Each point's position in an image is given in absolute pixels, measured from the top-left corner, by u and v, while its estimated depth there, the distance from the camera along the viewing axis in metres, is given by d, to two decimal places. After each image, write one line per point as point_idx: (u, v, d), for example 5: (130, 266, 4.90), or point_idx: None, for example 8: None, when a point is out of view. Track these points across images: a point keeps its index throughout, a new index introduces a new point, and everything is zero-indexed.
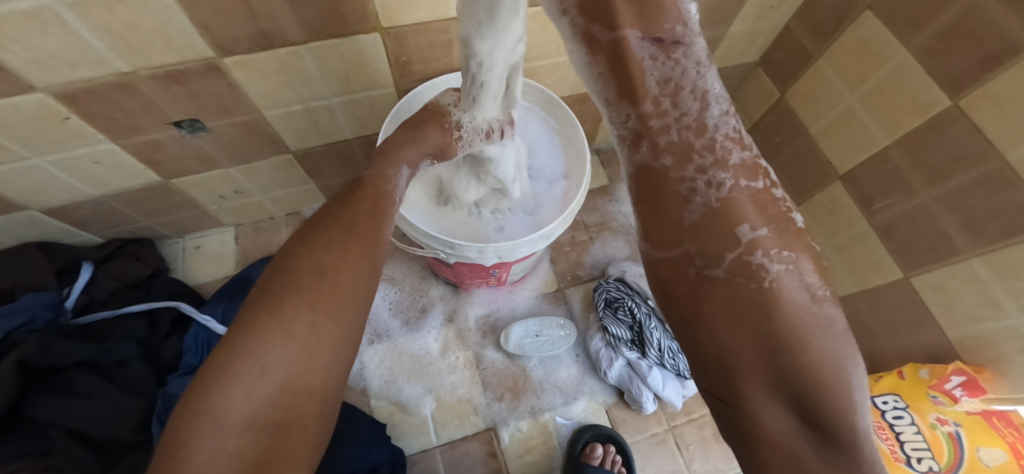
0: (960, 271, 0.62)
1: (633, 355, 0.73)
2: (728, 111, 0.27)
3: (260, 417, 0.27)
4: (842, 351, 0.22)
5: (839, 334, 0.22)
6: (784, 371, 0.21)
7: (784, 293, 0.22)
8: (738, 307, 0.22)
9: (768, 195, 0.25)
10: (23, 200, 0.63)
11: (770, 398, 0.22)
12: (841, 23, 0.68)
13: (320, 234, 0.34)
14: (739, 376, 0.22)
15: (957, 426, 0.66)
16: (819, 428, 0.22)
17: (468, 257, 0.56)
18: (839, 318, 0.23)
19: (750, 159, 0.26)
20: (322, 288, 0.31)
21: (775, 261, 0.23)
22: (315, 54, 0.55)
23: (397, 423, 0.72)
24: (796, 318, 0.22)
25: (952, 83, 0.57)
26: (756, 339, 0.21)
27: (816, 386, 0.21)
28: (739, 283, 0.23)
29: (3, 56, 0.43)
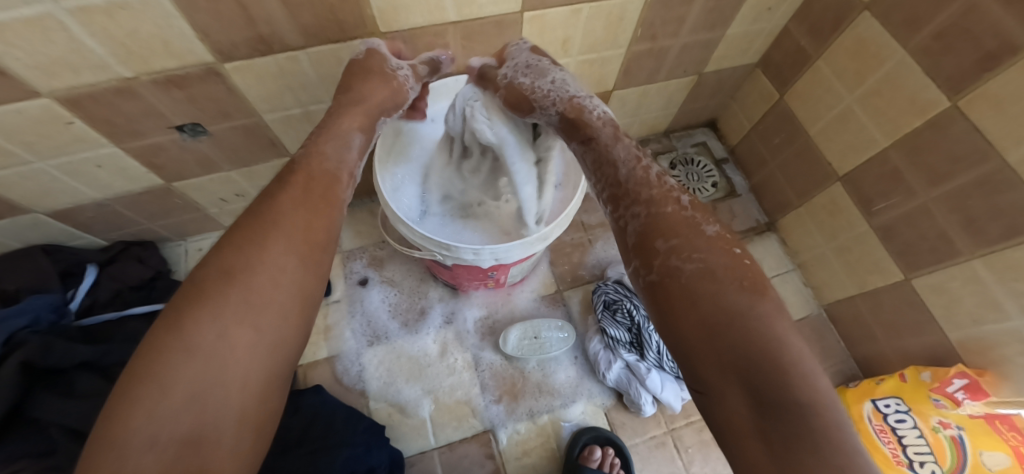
0: (962, 272, 0.62)
1: (631, 357, 0.72)
2: (643, 165, 0.42)
3: (177, 431, 0.28)
4: (765, 332, 0.29)
5: (764, 315, 0.30)
6: (724, 350, 0.29)
7: (703, 286, 0.32)
8: (674, 305, 0.33)
9: (691, 223, 0.36)
10: (28, 203, 0.64)
11: (726, 379, 0.29)
12: (839, 23, 0.68)
13: (243, 230, 0.37)
14: (694, 358, 0.31)
15: (960, 430, 0.64)
16: (772, 403, 0.27)
17: (465, 259, 0.56)
18: (764, 303, 0.31)
19: (660, 193, 0.39)
20: (229, 296, 0.33)
21: (687, 261, 0.34)
22: (313, 59, 0.56)
23: (395, 424, 0.72)
24: (726, 306, 0.31)
25: (950, 83, 0.57)
26: (697, 325, 0.31)
27: (751, 365, 0.28)
28: (668, 282, 0.34)
29: (7, 62, 0.44)
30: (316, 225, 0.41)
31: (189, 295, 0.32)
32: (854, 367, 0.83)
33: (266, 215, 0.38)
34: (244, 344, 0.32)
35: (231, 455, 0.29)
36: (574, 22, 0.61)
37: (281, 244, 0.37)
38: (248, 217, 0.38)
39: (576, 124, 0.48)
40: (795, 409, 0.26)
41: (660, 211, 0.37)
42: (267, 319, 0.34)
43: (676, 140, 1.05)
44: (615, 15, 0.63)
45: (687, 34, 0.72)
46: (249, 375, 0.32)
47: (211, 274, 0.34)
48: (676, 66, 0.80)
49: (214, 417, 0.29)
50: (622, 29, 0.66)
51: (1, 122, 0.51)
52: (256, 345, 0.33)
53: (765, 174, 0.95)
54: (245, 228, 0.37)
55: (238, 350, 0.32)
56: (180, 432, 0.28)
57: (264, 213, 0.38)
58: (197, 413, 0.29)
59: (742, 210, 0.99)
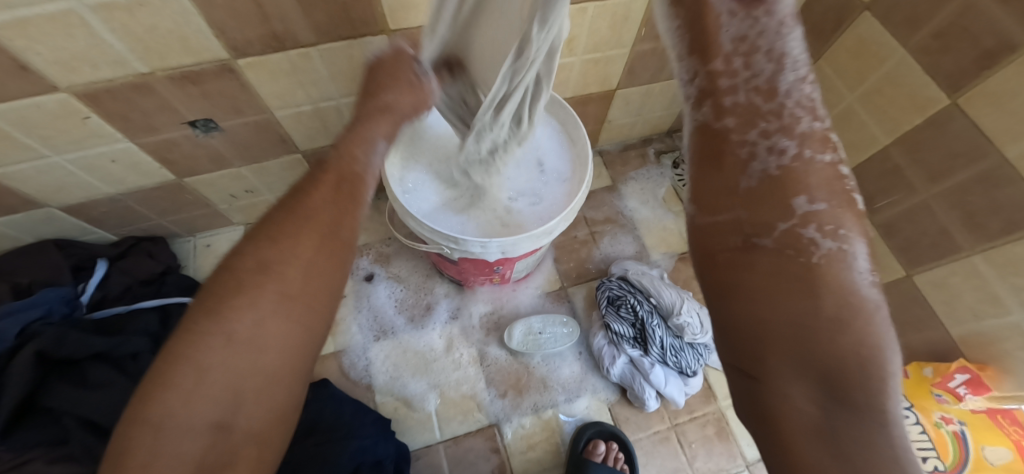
0: (962, 268, 0.62)
1: (635, 352, 0.73)
2: (812, 79, 0.30)
3: (203, 419, 0.28)
4: (876, 336, 0.25)
5: (881, 321, 0.26)
6: (818, 344, 0.25)
7: (833, 272, 0.26)
8: (780, 287, 0.27)
9: (838, 183, 0.28)
10: (43, 197, 0.66)
11: (803, 373, 0.25)
12: (840, 24, 0.69)
13: (279, 224, 0.36)
14: (770, 344, 0.26)
15: (962, 425, 0.67)
16: (850, 404, 0.24)
17: (472, 252, 0.57)
18: (882, 307, 0.26)
19: (821, 130, 0.29)
20: (265, 288, 0.32)
21: (827, 237, 0.26)
22: (325, 56, 0.57)
23: (401, 418, 0.73)
24: (834, 301, 0.26)
25: (949, 81, 0.58)
26: (792, 313, 0.26)
27: (846, 368, 0.25)
28: (786, 256, 0.27)
29: (29, 57, 0.45)
30: (346, 221, 0.38)
31: (229, 285, 0.32)
32: None
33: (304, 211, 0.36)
34: (277, 336, 0.31)
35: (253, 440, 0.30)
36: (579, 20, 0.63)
37: (313, 238, 0.35)
38: (285, 209, 0.37)
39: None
40: (869, 412, 0.24)
41: (810, 159, 0.28)
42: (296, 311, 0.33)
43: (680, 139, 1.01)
44: (620, 14, 0.64)
45: None
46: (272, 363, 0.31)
47: (248, 265, 0.33)
48: None
49: (239, 402, 0.29)
50: (627, 28, 0.67)
51: (21, 117, 0.52)
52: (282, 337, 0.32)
53: None
54: (292, 218, 0.36)
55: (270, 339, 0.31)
56: (210, 415, 0.28)
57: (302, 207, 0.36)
58: (225, 397, 0.29)
59: None
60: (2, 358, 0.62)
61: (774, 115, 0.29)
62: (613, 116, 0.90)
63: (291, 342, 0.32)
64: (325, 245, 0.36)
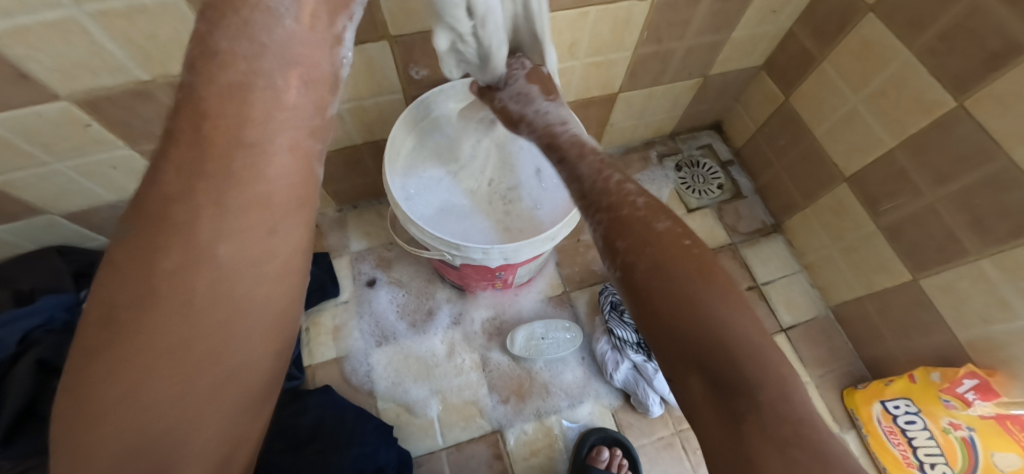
0: (970, 272, 0.62)
1: (638, 357, 0.72)
2: (617, 180, 0.39)
3: None
4: (728, 322, 0.29)
5: (732, 310, 0.30)
6: (690, 340, 0.29)
7: (676, 283, 0.31)
8: (648, 299, 0.32)
9: (655, 230, 0.34)
10: (43, 204, 0.66)
11: (690, 368, 0.29)
12: (844, 26, 0.69)
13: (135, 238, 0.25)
14: (661, 348, 0.30)
15: (971, 431, 0.63)
16: (736, 389, 0.27)
17: (474, 258, 0.56)
18: (727, 302, 0.30)
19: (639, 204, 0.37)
20: (129, 343, 0.24)
21: (648, 264, 0.33)
22: None
23: (403, 425, 0.72)
24: (697, 301, 0.30)
25: (955, 83, 0.57)
26: (671, 314, 0.30)
27: (715, 350, 0.28)
28: (641, 280, 0.32)
29: (30, 65, 0.45)
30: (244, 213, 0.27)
31: (77, 349, 0.24)
32: (862, 368, 0.83)
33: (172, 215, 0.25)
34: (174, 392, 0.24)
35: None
36: (581, 25, 0.62)
37: (180, 256, 0.25)
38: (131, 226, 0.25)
39: (552, 143, 0.45)
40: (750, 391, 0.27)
41: (622, 220, 0.35)
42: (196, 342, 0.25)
43: (682, 142, 1.04)
44: (621, 19, 0.64)
45: (692, 36, 0.72)
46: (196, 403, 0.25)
47: (93, 317, 0.24)
48: (681, 69, 0.81)
49: (168, 455, 0.24)
50: (628, 33, 0.67)
51: (21, 124, 0.52)
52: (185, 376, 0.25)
53: (769, 175, 0.95)
54: (140, 232, 0.25)
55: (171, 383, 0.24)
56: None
57: (148, 210, 0.25)
58: (145, 458, 0.24)
59: (748, 212, 0.98)
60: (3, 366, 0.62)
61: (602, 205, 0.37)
62: (614, 120, 0.90)
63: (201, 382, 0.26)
64: (207, 261, 0.26)
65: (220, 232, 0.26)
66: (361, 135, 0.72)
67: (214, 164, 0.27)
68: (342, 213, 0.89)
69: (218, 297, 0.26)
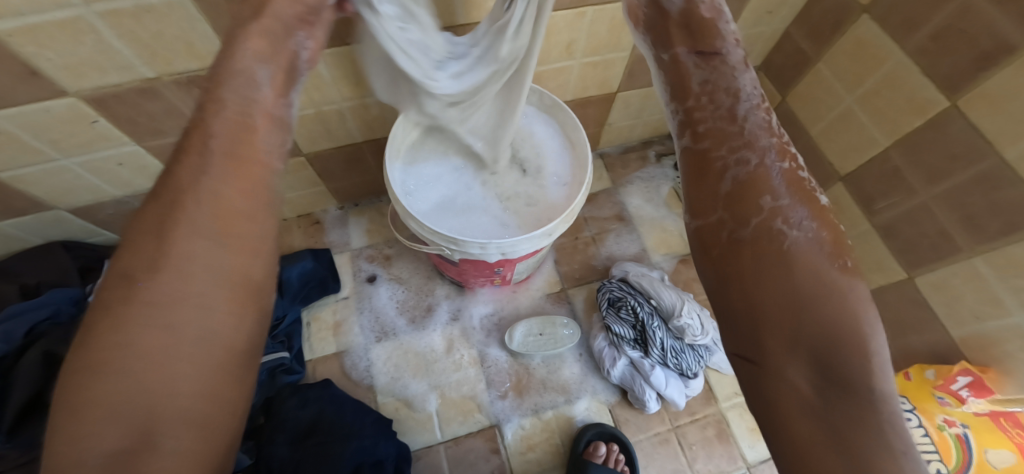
0: (962, 269, 0.62)
1: (635, 354, 0.73)
2: (764, 107, 0.41)
3: (112, 443, 0.24)
4: (848, 318, 0.31)
5: (858, 301, 0.32)
6: (807, 329, 0.31)
7: (800, 255, 0.33)
8: (763, 264, 0.34)
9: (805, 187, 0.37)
10: (51, 199, 0.67)
11: (798, 355, 0.31)
12: (839, 26, 0.70)
13: (144, 221, 0.31)
14: (766, 329, 0.32)
15: (965, 428, 0.66)
16: (840, 384, 0.29)
17: (472, 253, 0.57)
18: (857, 290, 0.32)
19: (778, 144, 0.39)
20: (132, 301, 0.27)
21: (791, 228, 0.34)
22: (328, 60, 0.58)
23: (402, 419, 0.73)
24: (814, 286, 0.32)
25: (948, 83, 0.58)
26: (786, 300, 0.32)
27: (830, 340, 0.30)
28: (763, 244, 0.34)
29: (40, 63, 0.47)
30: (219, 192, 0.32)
31: (96, 308, 0.27)
32: None
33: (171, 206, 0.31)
34: (160, 347, 0.27)
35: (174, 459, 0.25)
36: (578, 25, 0.64)
37: (184, 228, 0.30)
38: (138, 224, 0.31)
39: (699, 33, 0.42)
40: (858, 390, 0.29)
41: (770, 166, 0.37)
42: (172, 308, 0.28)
43: None
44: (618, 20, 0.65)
45: None
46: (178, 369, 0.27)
47: (113, 283, 0.28)
48: None
49: (155, 418, 0.25)
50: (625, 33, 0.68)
51: (31, 120, 0.53)
52: (167, 338, 0.27)
53: None
54: (152, 216, 0.31)
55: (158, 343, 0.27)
56: (112, 445, 0.24)
57: (166, 194, 0.31)
58: (126, 422, 0.25)
59: None
60: (9, 359, 0.63)
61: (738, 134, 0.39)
62: (613, 119, 0.91)
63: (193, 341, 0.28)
64: (195, 236, 0.30)
65: (205, 213, 0.31)
66: (363, 133, 0.74)
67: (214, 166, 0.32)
68: (343, 211, 0.90)
69: (209, 270, 0.30)
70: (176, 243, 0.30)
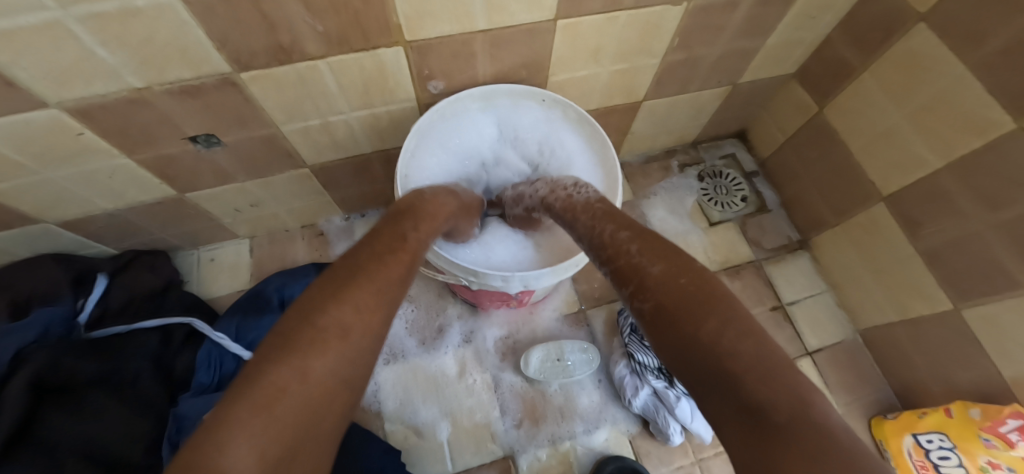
0: (1020, 305, 0.57)
1: (660, 384, 0.69)
2: (625, 222, 0.45)
3: None
4: (710, 335, 0.29)
5: (715, 319, 0.30)
6: (695, 363, 0.29)
7: (659, 309, 0.34)
8: (650, 333, 0.34)
9: (675, 262, 0.37)
10: (37, 213, 0.62)
11: (725, 402, 0.27)
12: (890, 35, 0.64)
13: (326, 283, 0.34)
14: (698, 385, 0.29)
15: (1011, 471, 0.59)
16: (767, 422, 0.24)
17: (492, 286, 0.52)
18: (717, 312, 0.31)
19: (646, 241, 0.41)
20: (315, 350, 0.29)
21: (641, 298, 0.36)
22: (335, 68, 0.53)
23: (412, 449, 0.69)
24: (686, 325, 0.31)
25: (1016, 103, 0.52)
26: (702, 344, 0.29)
27: (709, 368, 0.28)
28: (642, 315, 0.36)
29: (16, 73, 0.41)
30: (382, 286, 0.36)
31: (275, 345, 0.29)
32: (891, 396, 0.80)
33: (331, 282, 0.34)
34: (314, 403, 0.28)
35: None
36: (609, 30, 0.58)
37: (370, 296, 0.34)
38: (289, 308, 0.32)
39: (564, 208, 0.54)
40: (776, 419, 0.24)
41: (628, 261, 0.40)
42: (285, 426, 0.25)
43: (704, 151, 0.99)
44: (651, 24, 0.59)
45: (725, 42, 0.67)
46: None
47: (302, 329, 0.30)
48: (710, 77, 0.76)
49: None
50: (658, 38, 0.62)
51: (8, 133, 0.48)
52: (272, 466, 0.24)
53: (796, 189, 0.90)
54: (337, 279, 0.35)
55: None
56: None
57: (350, 268, 0.36)
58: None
59: (773, 226, 0.93)
60: None
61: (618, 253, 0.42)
62: (636, 127, 0.85)
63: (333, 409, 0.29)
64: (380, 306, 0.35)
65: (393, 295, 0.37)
66: (371, 141, 0.69)
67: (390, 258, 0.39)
68: (349, 221, 0.90)
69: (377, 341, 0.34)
70: (315, 349, 0.29)
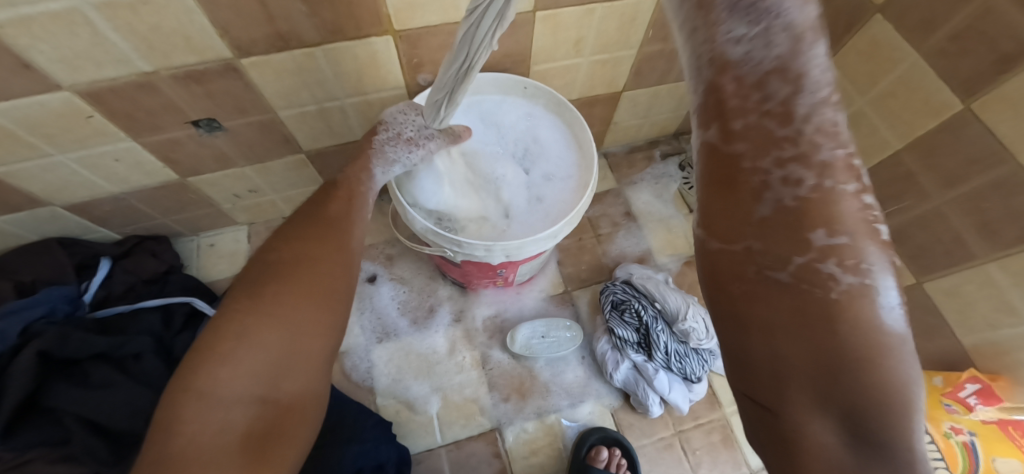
0: (976, 276, 0.61)
1: (639, 357, 0.72)
2: (840, 102, 0.25)
3: (249, 390, 0.36)
4: (909, 375, 0.24)
5: (913, 356, 0.25)
6: (850, 393, 0.24)
7: (853, 308, 0.24)
8: (796, 318, 0.25)
9: (869, 216, 0.25)
10: (46, 195, 0.65)
11: (829, 410, 0.25)
12: (852, 26, 0.68)
13: (304, 229, 0.45)
14: (794, 385, 0.26)
15: (972, 436, 0.64)
16: (874, 444, 0.25)
17: (476, 255, 0.57)
18: (912, 339, 0.25)
19: (846, 157, 0.25)
20: (302, 279, 0.41)
21: (849, 273, 0.24)
22: (330, 56, 0.57)
23: (404, 421, 0.72)
24: (871, 336, 0.24)
25: (965, 85, 0.56)
26: (815, 359, 0.25)
27: (873, 404, 0.24)
28: (805, 291, 0.25)
29: (33, 55, 0.45)
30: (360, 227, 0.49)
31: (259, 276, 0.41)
32: None
33: (322, 220, 0.46)
34: (314, 318, 0.40)
35: (298, 415, 0.38)
36: (587, 22, 0.62)
37: (337, 240, 0.46)
38: (294, 225, 0.46)
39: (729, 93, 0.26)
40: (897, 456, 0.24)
41: (830, 187, 0.25)
42: (317, 304, 0.41)
43: None
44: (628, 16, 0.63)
45: None
46: (313, 353, 0.40)
47: (286, 260, 0.42)
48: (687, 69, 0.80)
49: (280, 380, 0.37)
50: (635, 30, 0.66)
51: (23, 115, 0.51)
52: (277, 355, 0.38)
53: None
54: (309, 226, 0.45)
55: (305, 334, 0.39)
56: (256, 390, 0.36)
57: (322, 212, 0.47)
58: (266, 376, 0.37)
59: None
60: (4, 358, 0.61)
61: (788, 140, 0.25)
62: (619, 118, 0.90)
63: (328, 324, 0.41)
64: (330, 251, 0.44)
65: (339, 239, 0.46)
66: (363, 127, 0.73)
67: (337, 207, 0.49)
68: None
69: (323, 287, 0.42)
70: (294, 276, 0.41)
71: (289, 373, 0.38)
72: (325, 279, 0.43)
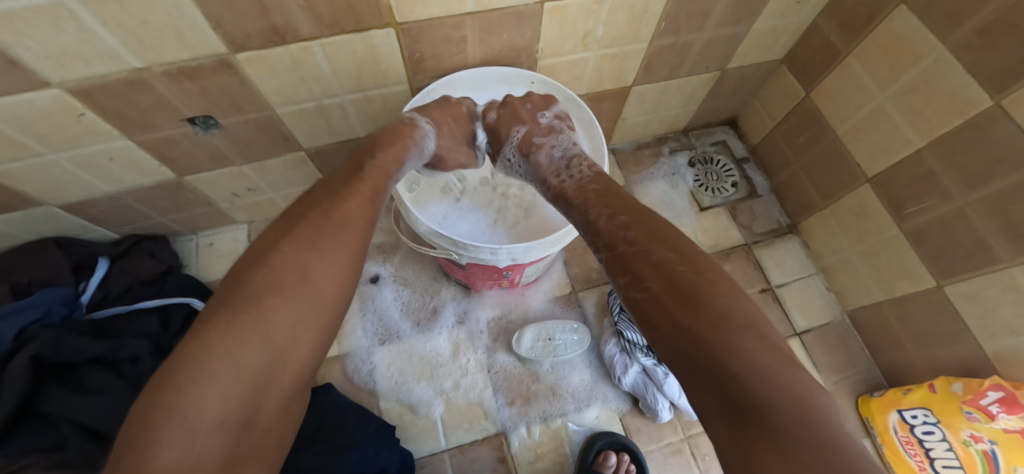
0: (1000, 280, 0.59)
1: (649, 361, 0.70)
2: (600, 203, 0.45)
3: (228, 416, 0.29)
4: (721, 335, 0.30)
5: (717, 319, 0.30)
6: (691, 366, 0.30)
7: (651, 309, 0.34)
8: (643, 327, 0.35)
9: (638, 251, 0.38)
10: (40, 195, 0.64)
11: (698, 385, 0.29)
12: (873, 18, 0.64)
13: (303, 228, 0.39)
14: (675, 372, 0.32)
15: (992, 445, 0.59)
16: (739, 409, 0.27)
17: (481, 259, 0.55)
18: (718, 309, 0.31)
19: (613, 235, 0.41)
20: (309, 293, 0.36)
21: (636, 292, 0.36)
22: (328, 50, 0.54)
23: (406, 425, 0.71)
24: (677, 317, 0.32)
25: (994, 81, 0.53)
26: (666, 347, 0.32)
27: (707, 367, 0.29)
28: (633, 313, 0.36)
29: (19, 52, 0.43)
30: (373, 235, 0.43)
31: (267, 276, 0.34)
32: (878, 375, 0.82)
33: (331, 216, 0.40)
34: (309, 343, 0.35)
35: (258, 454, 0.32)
36: (595, 14, 0.59)
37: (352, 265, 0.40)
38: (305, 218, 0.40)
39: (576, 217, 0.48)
40: (760, 409, 0.26)
41: (614, 251, 0.40)
42: (315, 327, 0.36)
43: (695, 138, 1.02)
44: (638, 9, 0.60)
45: (711, 28, 0.69)
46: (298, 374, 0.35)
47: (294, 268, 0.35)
48: (698, 63, 0.77)
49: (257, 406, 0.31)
50: (645, 23, 0.63)
51: (13, 114, 0.50)
52: (259, 379, 0.31)
53: (787, 174, 0.91)
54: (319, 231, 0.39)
55: (297, 356, 0.34)
56: (232, 417, 0.29)
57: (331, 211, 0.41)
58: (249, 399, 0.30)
59: (762, 211, 0.96)
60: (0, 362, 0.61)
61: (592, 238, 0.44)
62: (625, 113, 0.87)
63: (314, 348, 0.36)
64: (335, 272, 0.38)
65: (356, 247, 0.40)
66: (364, 124, 0.71)
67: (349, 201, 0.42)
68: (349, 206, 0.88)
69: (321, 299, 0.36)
70: (294, 291, 0.35)
71: (271, 398, 0.33)
72: (321, 292, 0.37)
